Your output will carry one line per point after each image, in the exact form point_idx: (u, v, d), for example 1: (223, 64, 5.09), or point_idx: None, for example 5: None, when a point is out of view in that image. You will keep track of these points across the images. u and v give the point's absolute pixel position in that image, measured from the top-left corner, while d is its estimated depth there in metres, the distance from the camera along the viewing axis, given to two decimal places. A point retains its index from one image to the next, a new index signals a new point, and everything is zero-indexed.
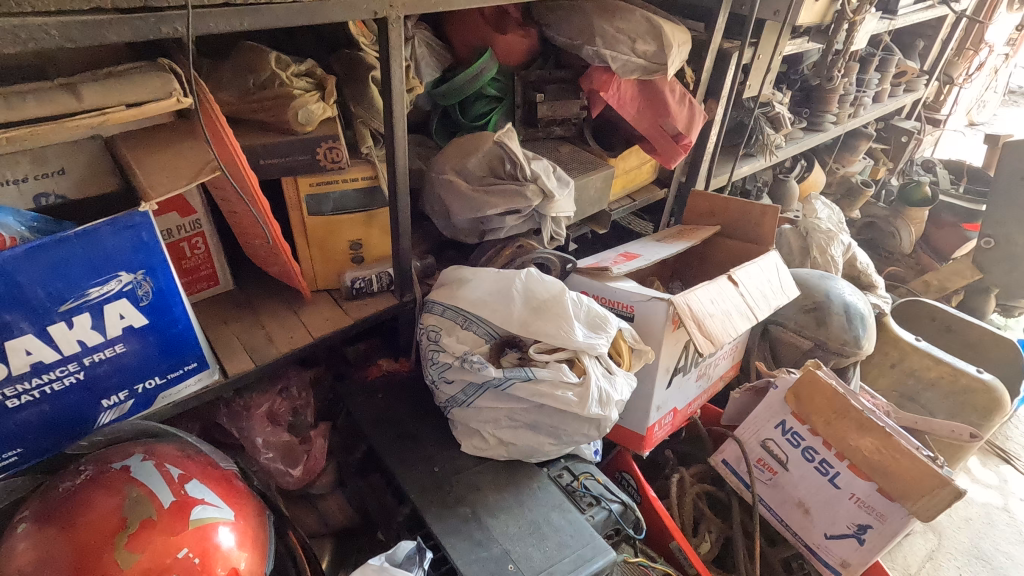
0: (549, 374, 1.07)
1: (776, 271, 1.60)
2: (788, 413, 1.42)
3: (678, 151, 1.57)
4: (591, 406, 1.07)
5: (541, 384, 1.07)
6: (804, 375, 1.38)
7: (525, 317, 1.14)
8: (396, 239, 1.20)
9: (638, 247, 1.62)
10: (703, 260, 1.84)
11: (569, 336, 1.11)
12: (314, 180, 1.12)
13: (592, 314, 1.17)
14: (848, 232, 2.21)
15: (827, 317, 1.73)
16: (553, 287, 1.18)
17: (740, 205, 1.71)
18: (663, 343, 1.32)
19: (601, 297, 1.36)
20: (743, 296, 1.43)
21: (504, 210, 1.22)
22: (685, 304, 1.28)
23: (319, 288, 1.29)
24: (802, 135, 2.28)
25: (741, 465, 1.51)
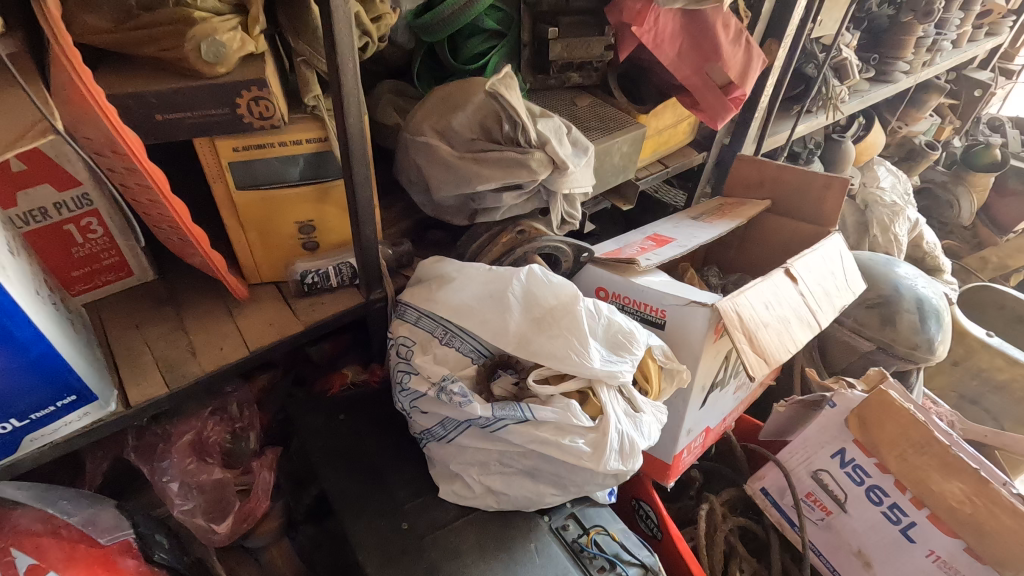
0: (554, 416, 0.80)
1: (840, 259, 1.31)
2: (849, 441, 1.15)
3: (727, 108, 1.23)
4: (610, 460, 0.80)
5: (541, 427, 0.81)
6: (873, 396, 1.11)
7: (524, 331, 0.86)
8: (356, 224, 0.90)
9: (670, 227, 1.31)
10: (744, 241, 1.53)
11: (581, 362, 0.83)
12: (239, 143, 0.82)
13: (613, 330, 0.88)
14: (915, 206, 1.87)
15: (895, 316, 1.42)
16: (564, 293, 0.89)
17: (799, 176, 1.38)
18: (700, 359, 1.03)
19: (624, 297, 1.07)
20: (803, 296, 1.13)
21: (500, 185, 0.92)
22: (733, 312, 0.98)
23: (262, 282, 1.01)
24: (867, 87, 1.91)
25: (786, 499, 1.25)
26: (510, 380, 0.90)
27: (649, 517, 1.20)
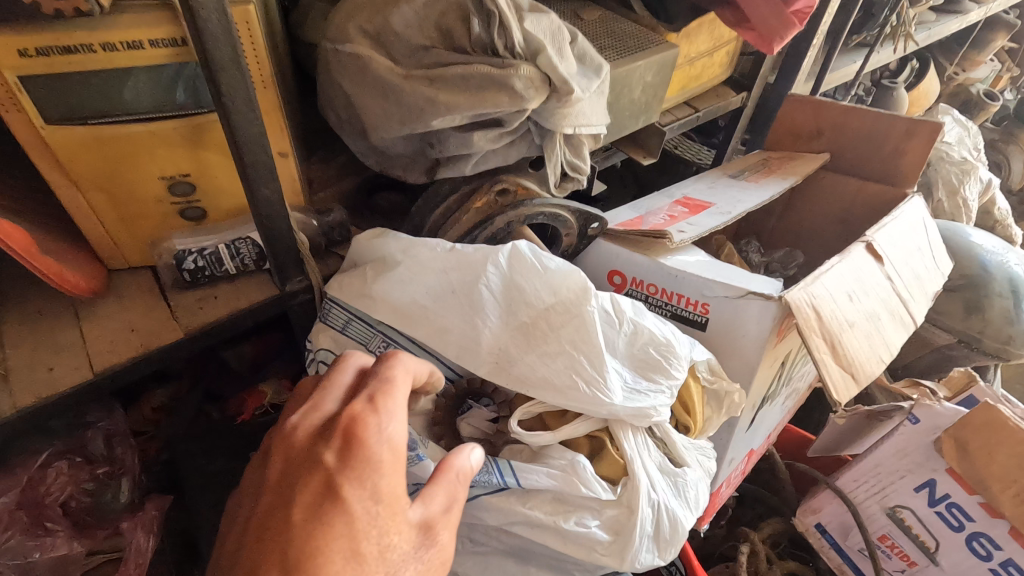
0: (552, 483, 0.52)
1: (924, 230, 1.00)
2: (941, 470, 0.86)
3: (790, 23, 0.85)
4: (641, 551, 0.53)
5: (531, 501, 0.53)
6: (976, 412, 0.81)
7: (504, 346, 0.56)
8: (243, 177, 0.58)
9: (704, 188, 0.99)
10: (789, 207, 1.22)
11: (592, 396, 0.54)
12: (30, 44, 0.49)
13: (641, 342, 0.58)
14: (987, 164, 1.55)
15: (983, 301, 1.12)
16: (567, 286, 0.58)
17: (871, 121, 1.05)
18: (757, 372, 0.73)
19: (649, 285, 0.77)
20: (892, 282, 0.83)
21: (468, 119, 0.60)
22: (809, 310, 0.68)
23: (131, 267, 0.70)
24: (934, 19, 1.57)
25: (851, 542, 0.98)
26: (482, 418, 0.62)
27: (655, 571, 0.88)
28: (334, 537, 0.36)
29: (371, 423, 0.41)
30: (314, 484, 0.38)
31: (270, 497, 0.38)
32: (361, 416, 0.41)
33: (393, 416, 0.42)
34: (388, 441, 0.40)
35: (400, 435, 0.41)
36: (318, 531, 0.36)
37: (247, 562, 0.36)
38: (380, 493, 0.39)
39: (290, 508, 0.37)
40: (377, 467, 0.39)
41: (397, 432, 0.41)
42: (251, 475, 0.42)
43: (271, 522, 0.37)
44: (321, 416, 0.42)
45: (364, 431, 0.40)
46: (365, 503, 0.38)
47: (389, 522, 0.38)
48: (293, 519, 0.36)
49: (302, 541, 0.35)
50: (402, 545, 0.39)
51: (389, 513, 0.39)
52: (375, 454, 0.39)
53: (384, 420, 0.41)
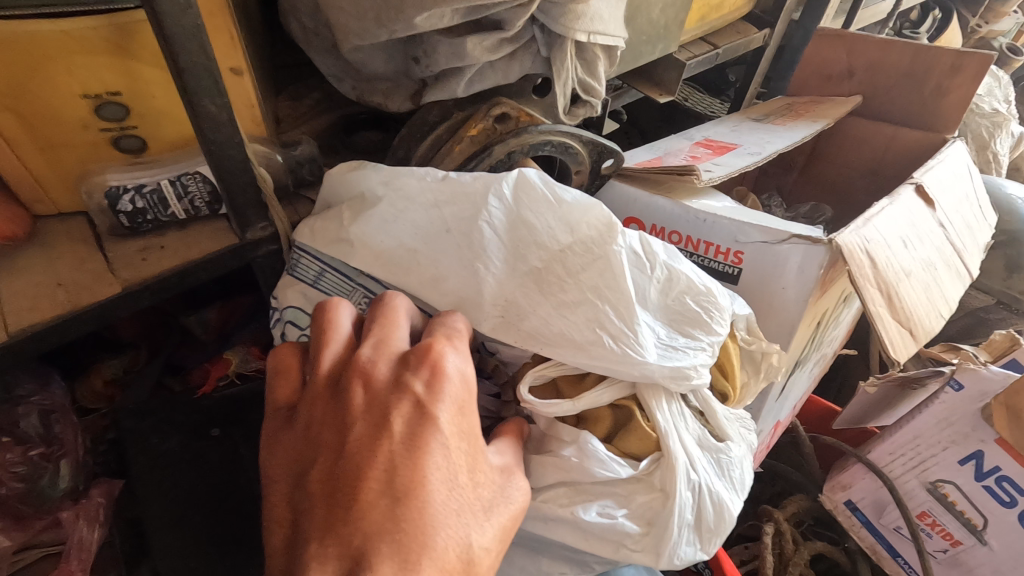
0: (557, 476, 0.44)
1: (969, 176, 0.90)
2: (991, 440, 0.77)
3: None
4: (681, 543, 0.44)
5: (545, 492, 0.45)
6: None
7: (514, 295, 0.46)
8: (178, 84, 0.46)
9: (727, 131, 0.88)
10: (813, 159, 1.12)
11: (621, 352, 0.44)
12: None
13: (676, 292, 0.49)
14: (1018, 117, 1.44)
15: None
16: (588, 222, 0.48)
17: (909, 57, 0.95)
18: (797, 331, 0.64)
19: (671, 233, 0.66)
20: (944, 230, 0.73)
21: (460, 15, 0.48)
22: (862, 255, 0.58)
23: (61, 212, 0.58)
24: None
25: (886, 520, 0.90)
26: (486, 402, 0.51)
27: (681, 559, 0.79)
28: (436, 467, 0.35)
29: (453, 357, 0.39)
30: (406, 414, 0.36)
31: (357, 428, 0.36)
32: (443, 349, 0.39)
33: (469, 354, 0.41)
34: (466, 377, 0.39)
35: (475, 372, 0.40)
36: (422, 462, 0.35)
37: (346, 496, 0.33)
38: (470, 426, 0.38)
39: (387, 436, 0.35)
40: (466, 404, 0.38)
41: (471, 369, 0.40)
42: (316, 408, 0.38)
43: (364, 452, 0.35)
44: (392, 352, 0.40)
45: (448, 366, 0.39)
46: (458, 437, 0.37)
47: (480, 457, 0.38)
48: (395, 447, 0.35)
49: (409, 470, 0.34)
50: (489, 482, 0.38)
51: (478, 447, 0.38)
52: (459, 390, 0.38)
53: (463, 357, 0.40)
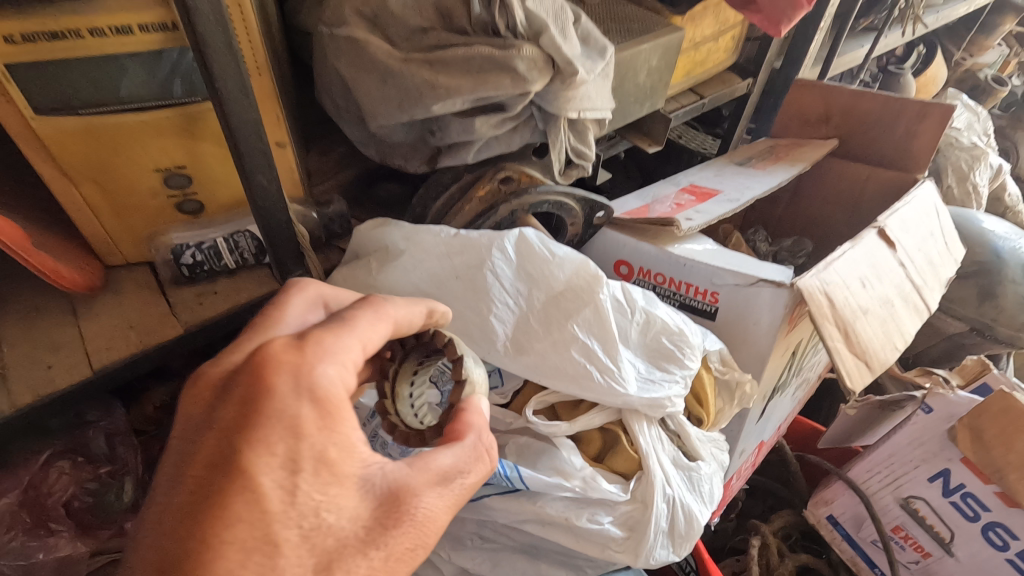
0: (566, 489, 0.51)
1: (936, 215, 0.98)
2: (957, 459, 0.84)
3: (798, 5, 0.87)
4: (656, 547, 0.52)
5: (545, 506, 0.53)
6: (992, 400, 0.79)
7: (518, 334, 0.55)
8: (238, 165, 0.56)
9: (711, 176, 0.97)
10: (797, 195, 1.20)
11: (608, 385, 0.53)
12: (13, 28, 0.47)
13: (653, 331, 0.57)
14: (997, 149, 1.52)
15: (996, 288, 1.10)
16: (577, 274, 0.56)
17: (879, 106, 1.04)
18: (769, 361, 0.72)
19: (657, 274, 0.75)
20: (905, 268, 0.81)
21: (471, 103, 0.58)
22: (822, 294, 0.66)
23: (127, 262, 0.68)
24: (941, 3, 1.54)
25: (863, 533, 0.97)
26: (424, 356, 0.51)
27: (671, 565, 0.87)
28: (236, 517, 0.34)
29: (294, 374, 0.37)
30: (215, 450, 0.36)
31: (175, 457, 0.37)
32: (284, 365, 0.37)
33: (325, 364, 0.38)
34: (311, 393, 0.37)
35: (330, 386, 0.38)
36: (218, 510, 0.34)
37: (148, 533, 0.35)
38: (298, 451, 0.36)
39: (193, 473, 0.36)
40: (296, 426, 0.37)
41: (327, 381, 0.38)
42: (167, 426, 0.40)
43: (170, 488, 0.36)
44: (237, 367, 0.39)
45: (282, 378, 0.37)
46: (279, 472, 0.36)
47: (321, 487, 0.37)
48: (194, 488, 0.35)
49: (197, 521, 0.34)
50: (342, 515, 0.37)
51: (318, 475, 0.37)
52: (297, 412, 0.37)
53: (314, 362, 0.38)
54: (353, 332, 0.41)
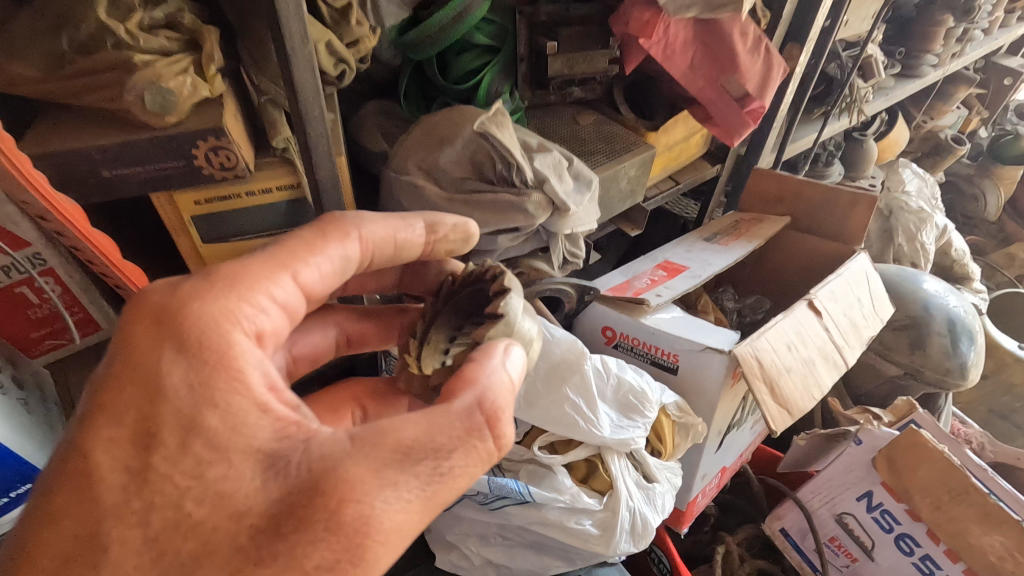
0: (561, 499, 0.73)
1: (866, 282, 1.21)
2: (877, 483, 1.07)
3: (746, 122, 1.11)
4: (621, 541, 0.76)
5: None
6: (904, 437, 1.02)
7: (529, 393, 0.78)
8: None
9: (683, 253, 1.21)
10: (761, 258, 1.44)
11: (590, 430, 0.76)
12: (202, 196, 0.73)
13: (623, 390, 0.81)
14: (943, 211, 1.76)
15: (924, 339, 1.32)
16: (569, 350, 0.80)
17: (821, 191, 1.27)
18: (717, 407, 0.94)
19: (634, 337, 0.99)
20: (828, 332, 1.04)
21: (496, 229, 0.83)
22: (753, 358, 0.89)
23: None
24: (893, 85, 1.78)
25: (807, 541, 1.18)
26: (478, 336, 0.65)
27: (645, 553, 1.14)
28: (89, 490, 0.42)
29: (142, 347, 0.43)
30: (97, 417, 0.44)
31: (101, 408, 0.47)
32: (141, 334, 0.44)
33: (182, 331, 0.44)
34: (157, 362, 0.43)
35: (179, 348, 0.43)
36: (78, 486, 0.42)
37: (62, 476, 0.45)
38: (156, 417, 0.42)
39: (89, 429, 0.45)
40: (155, 390, 0.43)
41: (181, 339, 0.43)
42: None
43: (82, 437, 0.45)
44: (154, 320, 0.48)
45: (147, 333, 0.43)
46: (123, 454, 0.42)
47: (189, 474, 0.42)
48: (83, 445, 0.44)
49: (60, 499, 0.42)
50: (221, 519, 0.42)
51: (180, 456, 0.42)
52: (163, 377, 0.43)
53: (176, 322, 0.44)
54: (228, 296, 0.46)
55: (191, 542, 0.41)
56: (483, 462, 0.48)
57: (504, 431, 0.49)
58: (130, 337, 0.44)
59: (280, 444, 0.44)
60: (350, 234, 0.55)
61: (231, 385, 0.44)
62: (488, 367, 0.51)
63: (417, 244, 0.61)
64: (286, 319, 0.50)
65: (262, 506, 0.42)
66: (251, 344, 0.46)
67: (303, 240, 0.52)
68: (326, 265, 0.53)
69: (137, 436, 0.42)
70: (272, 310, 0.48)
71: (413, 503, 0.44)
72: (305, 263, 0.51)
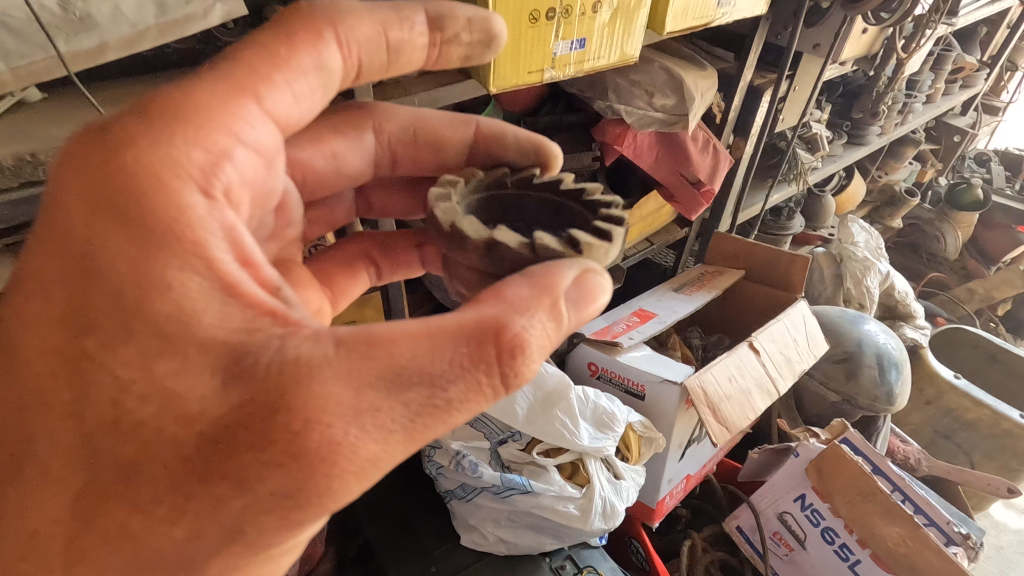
0: (552, 489, 1.03)
1: (804, 324, 1.49)
2: (808, 487, 1.35)
3: (700, 201, 1.41)
4: (594, 521, 1.04)
5: None
6: (829, 449, 1.31)
7: (530, 414, 1.08)
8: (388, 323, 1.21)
9: (655, 301, 1.52)
10: (725, 302, 1.73)
11: (573, 439, 1.06)
12: None
13: (598, 411, 1.11)
14: (887, 259, 2.06)
15: (857, 370, 1.61)
16: (557, 383, 1.12)
17: (767, 250, 1.58)
18: (675, 425, 1.23)
19: (611, 371, 1.29)
20: (764, 366, 1.34)
21: None
22: (700, 388, 1.18)
23: None
24: (841, 152, 2.10)
25: (756, 535, 1.46)
26: (532, 221, 0.69)
27: (624, 543, 1.43)
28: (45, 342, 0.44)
29: (82, 191, 0.44)
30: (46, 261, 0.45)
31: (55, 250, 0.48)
32: (82, 179, 0.44)
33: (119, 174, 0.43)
34: (102, 211, 0.43)
35: (117, 192, 0.43)
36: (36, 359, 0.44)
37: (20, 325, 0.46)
38: (98, 274, 0.43)
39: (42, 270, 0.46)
40: (92, 261, 0.43)
41: (120, 184, 0.43)
42: None
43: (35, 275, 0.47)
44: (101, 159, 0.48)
45: (90, 188, 0.44)
46: (71, 330, 0.44)
47: (135, 366, 0.43)
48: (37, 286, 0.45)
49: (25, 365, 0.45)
50: (170, 422, 0.43)
51: (128, 343, 0.43)
52: (105, 228, 0.43)
53: (114, 171, 0.43)
54: (170, 138, 0.45)
55: (134, 441, 0.43)
56: (484, 397, 0.48)
57: (519, 370, 0.47)
58: (69, 197, 0.44)
59: (250, 336, 0.44)
60: (325, 36, 0.51)
61: (184, 258, 0.43)
62: (532, 298, 0.48)
63: (420, 48, 0.57)
64: (255, 157, 0.50)
65: (213, 410, 0.43)
66: (202, 202, 0.45)
67: (263, 53, 0.49)
68: (299, 85, 0.51)
69: (77, 314, 0.43)
70: (236, 153, 0.48)
71: (396, 435, 0.46)
72: (271, 86, 0.50)
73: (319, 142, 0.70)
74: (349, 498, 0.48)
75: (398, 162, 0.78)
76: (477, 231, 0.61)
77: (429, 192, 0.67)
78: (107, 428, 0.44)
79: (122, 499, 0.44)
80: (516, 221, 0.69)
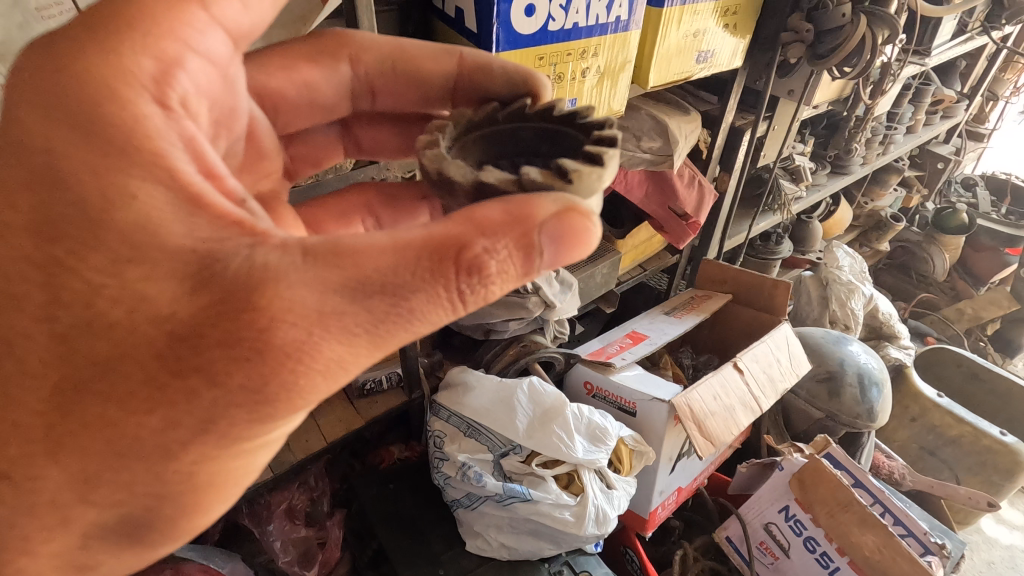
0: (549, 497, 1.13)
1: (787, 346, 1.60)
2: (791, 499, 1.45)
3: (688, 231, 1.53)
4: (588, 526, 1.14)
5: None
6: (810, 463, 1.40)
7: (530, 429, 1.19)
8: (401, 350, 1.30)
9: (647, 323, 1.63)
10: (715, 324, 1.84)
11: (568, 452, 1.17)
12: None
13: (592, 426, 1.22)
14: (871, 283, 2.17)
15: (840, 389, 1.71)
16: (552, 400, 1.23)
17: (752, 275, 1.69)
18: (664, 439, 1.33)
19: (605, 389, 1.40)
20: (747, 385, 1.44)
21: (506, 316, 1.34)
22: (685, 405, 1.28)
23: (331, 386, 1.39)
24: (824, 181, 2.23)
25: (744, 545, 1.55)
26: (530, 151, 0.70)
27: (620, 552, 1.52)
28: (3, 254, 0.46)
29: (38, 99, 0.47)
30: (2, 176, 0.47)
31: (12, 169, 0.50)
32: (39, 90, 0.47)
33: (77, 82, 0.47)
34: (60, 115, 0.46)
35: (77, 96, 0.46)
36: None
37: None
38: (58, 175, 0.45)
39: None
40: (52, 170, 0.46)
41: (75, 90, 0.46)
42: None
43: None
44: None
45: (47, 97, 0.47)
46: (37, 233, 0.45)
47: (107, 272, 0.45)
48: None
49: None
50: (142, 324, 0.45)
51: (97, 250, 0.45)
52: (63, 134, 0.46)
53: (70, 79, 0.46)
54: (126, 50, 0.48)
55: (107, 341, 0.45)
56: (448, 309, 0.50)
57: (485, 289, 0.50)
58: (26, 113, 0.47)
59: (216, 244, 0.46)
60: None
61: (146, 163, 0.46)
62: (494, 222, 0.48)
63: None
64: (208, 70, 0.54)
65: (184, 313, 0.45)
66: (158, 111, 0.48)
67: None
68: None
69: (39, 221, 0.45)
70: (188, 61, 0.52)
71: (360, 338, 0.48)
72: None
73: (291, 70, 0.79)
74: (317, 403, 0.51)
75: (376, 91, 0.86)
76: (463, 175, 0.61)
77: (418, 140, 0.68)
78: (81, 330, 0.45)
79: (94, 398, 0.46)
80: (510, 149, 0.71)
